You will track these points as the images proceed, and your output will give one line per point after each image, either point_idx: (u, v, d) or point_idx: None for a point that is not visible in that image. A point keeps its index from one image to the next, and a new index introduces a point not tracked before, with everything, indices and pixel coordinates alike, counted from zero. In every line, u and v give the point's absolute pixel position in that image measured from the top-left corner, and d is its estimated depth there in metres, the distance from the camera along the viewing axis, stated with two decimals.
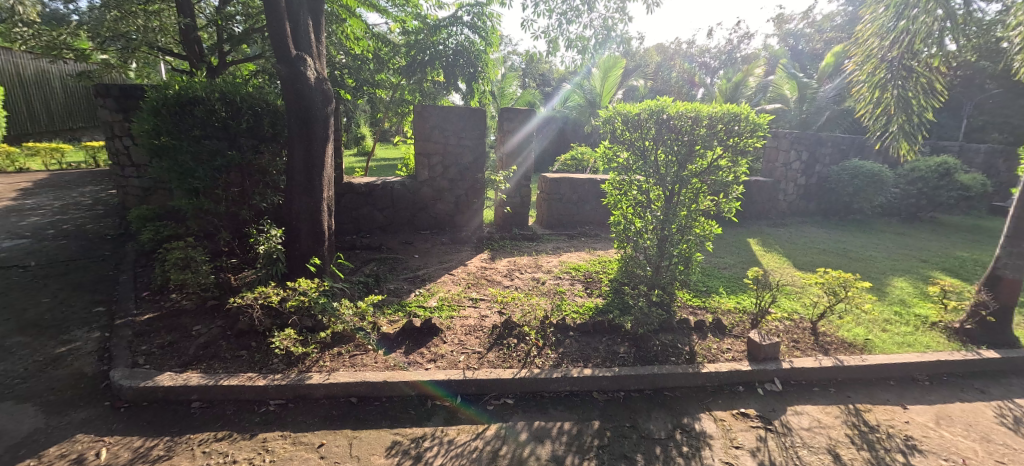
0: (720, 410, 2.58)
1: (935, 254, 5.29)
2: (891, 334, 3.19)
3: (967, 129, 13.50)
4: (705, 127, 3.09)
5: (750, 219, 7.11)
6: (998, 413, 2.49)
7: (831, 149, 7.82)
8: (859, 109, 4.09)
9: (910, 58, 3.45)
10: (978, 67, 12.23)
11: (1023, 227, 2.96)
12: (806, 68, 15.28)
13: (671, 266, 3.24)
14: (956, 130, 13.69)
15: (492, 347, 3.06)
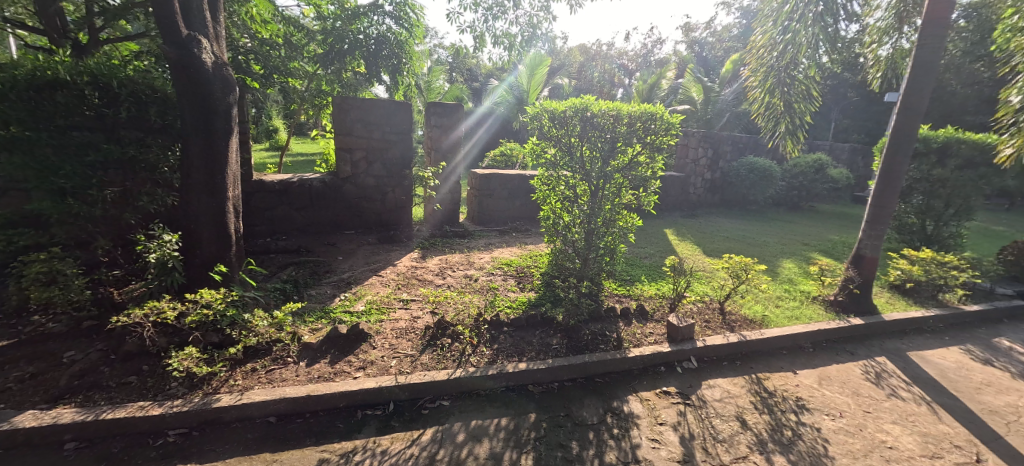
0: (646, 390, 2.75)
1: (814, 238, 6.16)
2: (783, 309, 3.64)
3: (835, 130, 15.91)
4: (626, 125, 3.27)
5: (667, 211, 7.71)
6: (864, 370, 2.95)
7: (732, 147, 8.76)
8: (754, 112, 4.55)
9: (793, 68, 3.94)
10: (841, 78, 14.47)
11: (880, 213, 3.50)
12: (710, 73, 16.95)
13: (599, 257, 3.38)
14: (827, 131, 16.08)
15: (426, 349, 2.95)
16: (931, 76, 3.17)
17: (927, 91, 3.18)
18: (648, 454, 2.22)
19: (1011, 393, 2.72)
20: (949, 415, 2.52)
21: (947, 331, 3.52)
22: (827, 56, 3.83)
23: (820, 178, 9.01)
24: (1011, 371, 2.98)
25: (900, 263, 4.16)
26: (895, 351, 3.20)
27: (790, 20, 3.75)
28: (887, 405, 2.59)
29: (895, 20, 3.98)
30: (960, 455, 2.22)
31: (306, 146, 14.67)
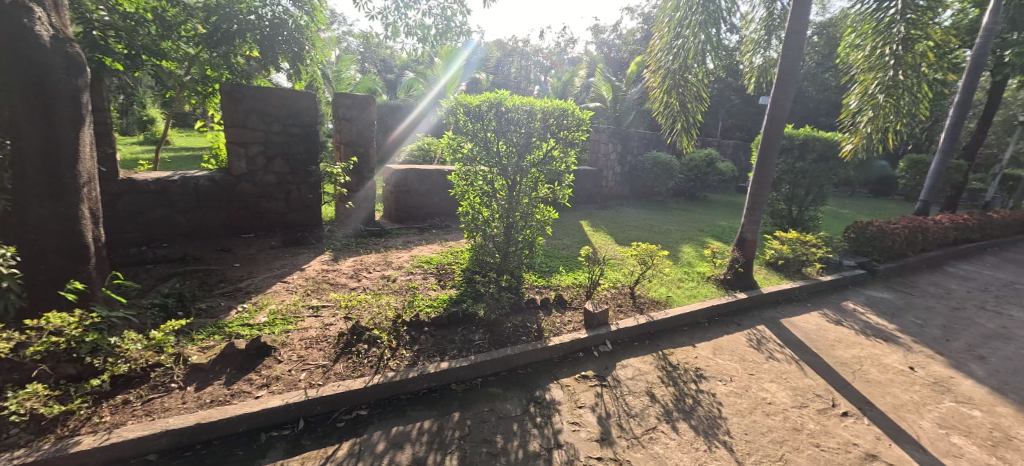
0: (566, 376, 2.84)
1: (709, 225, 6.92)
2: (683, 289, 4.01)
3: (722, 128, 18.13)
4: (539, 120, 3.36)
5: (583, 204, 8.11)
6: (748, 338, 3.36)
7: (638, 143, 9.49)
8: (655, 111, 4.87)
9: (684, 71, 4.35)
10: (726, 82, 16.48)
11: (757, 201, 3.99)
12: (618, 74, 18.26)
13: (519, 250, 3.44)
14: (715, 129, 18.25)
15: (340, 357, 2.74)
16: (793, 83, 3.67)
17: (790, 96, 3.69)
18: (569, 437, 2.30)
19: (856, 347, 3.29)
20: (813, 370, 2.97)
21: (808, 299, 4.17)
22: (712, 61, 4.28)
23: (712, 171, 10.17)
24: (855, 328, 3.61)
25: (774, 243, 4.82)
26: (770, 319, 3.71)
27: (681, 26, 4.19)
28: (767, 367, 2.98)
29: (765, 33, 4.59)
30: (820, 403, 2.64)
31: (194, 140, 12.89)
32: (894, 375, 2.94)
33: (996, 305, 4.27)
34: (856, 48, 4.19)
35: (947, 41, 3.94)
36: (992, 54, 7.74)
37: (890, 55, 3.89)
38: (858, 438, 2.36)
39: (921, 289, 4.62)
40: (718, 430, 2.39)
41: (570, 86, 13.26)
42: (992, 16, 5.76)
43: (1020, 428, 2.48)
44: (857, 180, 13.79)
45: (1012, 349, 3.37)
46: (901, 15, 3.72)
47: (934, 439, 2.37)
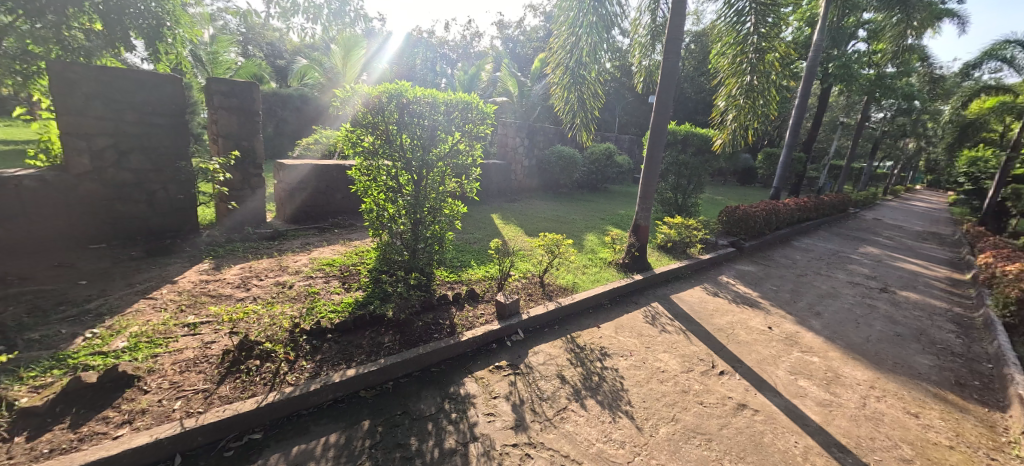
0: (480, 369, 2.86)
1: (610, 214, 7.48)
2: (588, 275, 4.27)
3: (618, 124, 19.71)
4: (443, 113, 3.32)
5: (494, 197, 8.23)
6: (644, 315, 3.70)
7: (545, 137, 9.86)
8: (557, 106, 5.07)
9: (581, 69, 4.60)
10: (620, 82, 17.93)
11: (648, 190, 4.40)
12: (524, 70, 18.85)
13: (428, 246, 3.37)
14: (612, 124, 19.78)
15: (225, 378, 2.41)
16: (672, 84, 4.08)
17: (670, 96, 4.12)
18: (485, 429, 2.31)
19: (728, 314, 3.82)
20: (696, 337, 3.38)
21: (691, 275, 4.74)
22: (606, 60, 4.58)
23: (611, 164, 11.03)
24: (727, 298, 4.18)
25: (664, 228, 5.37)
26: (661, 296, 4.13)
27: (578, 26, 4.42)
28: (660, 339, 3.32)
29: (650, 38, 5.04)
30: (703, 366, 3.01)
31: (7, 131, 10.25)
32: (757, 335, 3.47)
33: (826, 270, 5.30)
34: (723, 55, 4.80)
35: (791, 54, 4.70)
36: (820, 67, 9.52)
37: (746, 63, 4.55)
38: (732, 392, 2.74)
39: (776, 261, 5.53)
40: (621, 402, 2.59)
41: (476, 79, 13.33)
42: (820, 34, 7.02)
43: (844, 367, 3.10)
44: (727, 170, 16.09)
45: (838, 304, 4.20)
46: (755, 29, 4.35)
47: (787, 384, 2.86)
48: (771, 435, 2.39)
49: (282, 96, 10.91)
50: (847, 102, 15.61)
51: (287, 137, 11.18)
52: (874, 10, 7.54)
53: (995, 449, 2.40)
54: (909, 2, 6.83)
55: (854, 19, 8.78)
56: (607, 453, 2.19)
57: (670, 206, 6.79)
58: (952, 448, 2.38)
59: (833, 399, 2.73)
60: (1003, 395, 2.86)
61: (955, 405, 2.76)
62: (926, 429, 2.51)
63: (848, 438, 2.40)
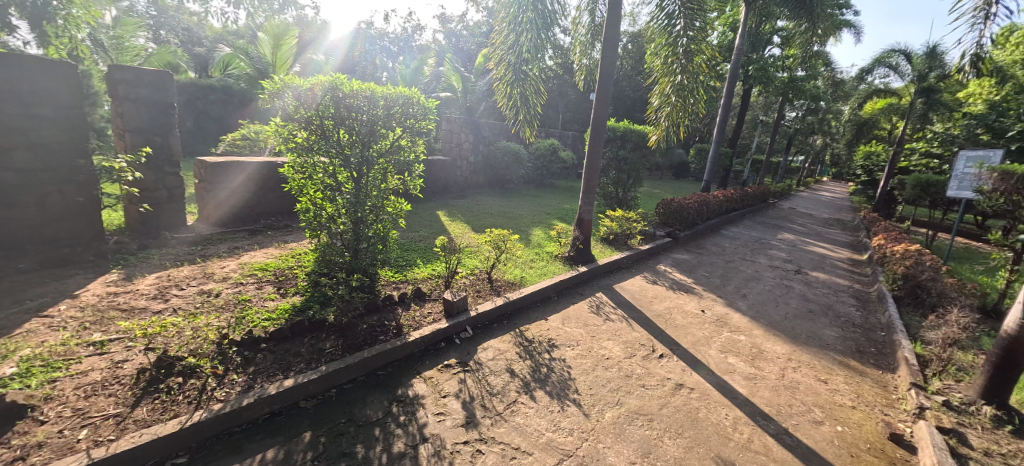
0: (428, 369, 2.81)
1: (555, 208, 7.66)
2: (534, 269, 4.34)
3: (562, 120, 20.16)
4: (383, 107, 3.25)
5: (439, 194, 8.10)
6: (589, 306, 3.83)
7: (490, 133, 9.87)
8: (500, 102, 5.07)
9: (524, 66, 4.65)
10: (562, 79, 18.36)
11: (590, 185, 4.54)
12: (468, 65, 18.72)
13: (371, 246, 3.26)
14: (556, 120, 20.21)
15: (141, 400, 2.17)
16: (610, 82, 4.24)
17: (609, 94, 4.27)
18: (435, 429, 2.28)
19: (666, 300, 4.06)
20: (637, 323, 3.56)
21: (632, 265, 4.98)
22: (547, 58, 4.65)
23: (556, 160, 11.27)
24: (665, 285, 4.44)
25: (606, 221, 5.57)
26: (605, 286, 4.30)
27: (520, 23, 4.46)
28: (604, 327, 3.45)
29: (589, 37, 5.20)
30: (644, 350, 3.17)
31: None
32: (692, 318, 3.72)
33: (751, 256, 5.79)
34: (656, 55, 5.05)
35: (716, 57, 5.05)
36: (741, 69, 10.31)
37: (677, 64, 4.83)
38: (671, 373, 2.92)
39: (708, 249, 5.95)
40: (569, 390, 2.66)
41: (418, 73, 13.01)
42: (740, 39, 7.59)
43: (766, 343, 3.41)
44: (664, 165, 17.06)
45: (761, 286, 4.60)
46: (684, 32, 4.62)
47: (718, 362, 3.09)
48: (706, 410, 2.58)
49: (202, 87, 10.01)
50: (765, 102, 17.13)
51: (209, 133, 10.26)
52: (785, 18, 8.05)
53: (887, 405, 2.77)
54: (814, 12, 7.41)
55: (769, 26, 9.55)
56: (556, 441, 2.25)
57: (611, 200, 6.99)
58: (854, 407, 2.71)
59: (758, 372, 3.00)
60: (892, 358, 3.30)
61: (856, 369, 3.14)
62: (833, 393, 2.84)
63: (770, 407, 2.65)
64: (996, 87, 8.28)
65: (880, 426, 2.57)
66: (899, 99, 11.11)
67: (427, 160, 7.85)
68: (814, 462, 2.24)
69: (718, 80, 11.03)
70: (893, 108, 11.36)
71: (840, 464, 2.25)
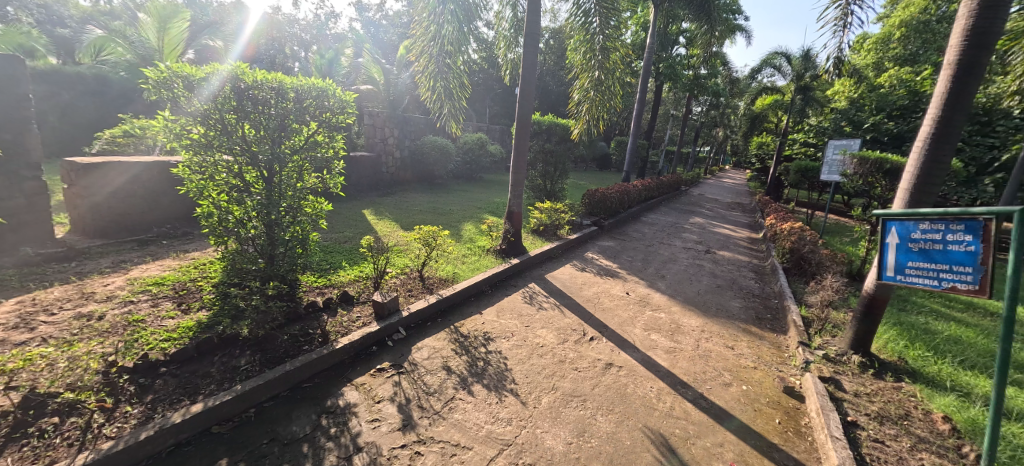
0: (360, 376, 2.68)
1: (486, 202, 7.70)
2: (467, 264, 4.32)
3: (490, 114, 20.27)
4: (294, 100, 3.01)
5: (363, 192, 7.73)
6: (523, 297, 3.91)
7: (415, 128, 9.61)
8: (424, 95, 4.95)
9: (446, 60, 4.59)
10: (488, 73, 18.44)
11: (518, 178, 4.62)
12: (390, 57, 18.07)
13: (289, 250, 3.04)
14: (484, 114, 20.27)
15: (2, 451, 1.81)
16: (533, 76, 4.34)
17: (532, 88, 4.36)
18: (369, 437, 2.18)
19: (595, 286, 4.27)
20: (568, 310, 3.71)
21: (563, 255, 5.17)
22: (471, 51, 4.64)
23: (484, 154, 11.30)
24: (593, 271, 4.68)
25: (536, 213, 5.70)
26: (537, 276, 4.42)
27: (442, 15, 4.38)
28: (537, 316, 3.55)
29: (513, 33, 5.28)
30: (576, 335, 3.31)
31: None
32: (617, 301, 3.96)
33: (669, 239, 6.31)
34: (576, 51, 5.26)
35: (631, 56, 5.41)
36: (653, 66, 11.10)
37: (595, 60, 5.07)
38: (601, 354, 3.08)
39: (632, 236, 6.35)
40: (506, 381, 2.70)
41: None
42: (651, 38, 8.17)
43: (682, 318, 3.74)
44: (588, 157, 17.83)
45: (678, 267, 5.03)
46: (600, 30, 4.87)
47: (642, 339, 3.32)
48: (633, 384, 2.76)
49: (67, 74, 8.55)
50: (674, 98, 18.64)
51: (79, 128, 8.76)
52: (688, 21, 8.78)
53: (781, 363, 3.17)
54: (711, 16, 8.15)
55: (674, 28, 10.36)
56: (496, 432, 2.27)
57: (539, 192, 7.16)
58: (756, 368, 3.07)
59: (676, 345, 3.27)
60: (784, 321, 3.80)
61: (756, 335, 3.56)
62: (738, 357, 3.19)
63: (688, 375, 2.91)
64: (855, 87, 9.83)
65: (776, 381, 2.95)
66: (782, 96, 12.76)
67: (348, 156, 7.46)
68: (725, 421, 2.50)
69: (633, 76, 11.78)
70: (778, 104, 13.01)
71: (746, 419, 2.54)
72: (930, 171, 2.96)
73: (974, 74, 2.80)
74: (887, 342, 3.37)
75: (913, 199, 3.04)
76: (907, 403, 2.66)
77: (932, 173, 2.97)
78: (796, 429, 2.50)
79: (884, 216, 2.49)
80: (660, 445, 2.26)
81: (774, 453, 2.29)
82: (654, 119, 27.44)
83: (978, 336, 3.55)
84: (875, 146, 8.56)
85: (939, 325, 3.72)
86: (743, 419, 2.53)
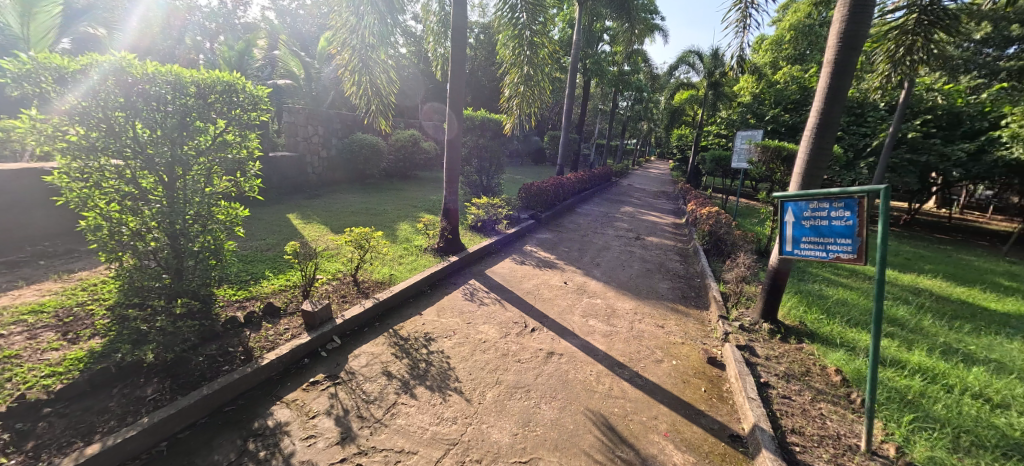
0: (291, 391, 2.50)
1: (422, 200, 7.54)
2: (404, 265, 4.20)
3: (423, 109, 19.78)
4: (195, 95, 2.70)
5: (287, 195, 7.21)
6: (463, 294, 3.88)
7: (342, 125, 9.11)
8: (348, 90, 4.71)
9: (371, 53, 4.41)
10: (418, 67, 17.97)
11: (453, 174, 4.56)
12: (310, 49, 16.93)
13: (200, 261, 2.73)
14: (416, 110, 19.74)
15: None
16: (462, 70, 4.30)
17: (461, 84, 4.33)
18: (304, 455, 2.04)
19: (534, 278, 4.35)
20: (508, 304, 3.74)
21: (503, 249, 5.21)
22: (397, 44, 4.50)
23: (418, 151, 11.03)
24: (532, 264, 4.77)
25: (473, 209, 5.67)
26: (477, 272, 4.42)
27: (363, 6, 4.20)
28: (479, 312, 3.55)
29: (441, 26, 5.18)
30: (518, 327, 3.36)
31: None
32: (556, 291, 4.08)
33: (603, 229, 6.61)
34: (505, 46, 5.28)
35: (558, 52, 5.54)
36: (581, 62, 11.51)
37: (524, 55, 5.12)
38: (542, 344, 3.15)
39: (569, 227, 6.56)
40: (450, 381, 2.66)
41: (247, 57, 11.23)
42: (577, 35, 8.45)
43: (616, 302, 3.94)
44: (523, 151, 18.15)
45: (611, 254, 5.28)
46: (527, 25, 4.94)
47: (581, 326, 3.44)
48: (574, 370, 2.86)
49: None
50: (602, 92, 19.50)
51: None
52: (611, 19, 9.18)
53: (705, 337, 3.46)
54: (632, 14, 8.58)
55: (598, 25, 10.76)
56: (441, 433, 2.23)
57: (475, 188, 7.13)
58: (683, 344, 3.32)
59: (612, 329, 3.44)
60: (706, 298, 4.15)
61: (682, 313, 3.85)
62: (668, 335, 3.42)
63: (624, 356, 3.07)
64: (756, 83, 10.94)
65: (701, 354, 3.21)
66: (697, 91, 13.86)
67: (266, 156, 6.90)
68: (658, 395, 2.68)
69: (562, 71, 12.09)
70: (694, 98, 14.12)
71: (677, 391, 2.74)
72: (816, 157, 3.38)
73: (846, 72, 3.23)
74: (790, 309, 3.80)
75: (803, 182, 3.44)
76: (807, 361, 3.03)
77: (818, 158, 3.38)
78: (719, 395, 2.74)
79: (782, 198, 2.80)
80: (601, 425, 2.37)
81: (701, 419, 2.50)
82: (585, 113, 28.57)
83: (859, 297, 4.14)
84: (775, 136, 9.72)
85: (829, 290, 4.28)
86: (674, 392, 2.73)
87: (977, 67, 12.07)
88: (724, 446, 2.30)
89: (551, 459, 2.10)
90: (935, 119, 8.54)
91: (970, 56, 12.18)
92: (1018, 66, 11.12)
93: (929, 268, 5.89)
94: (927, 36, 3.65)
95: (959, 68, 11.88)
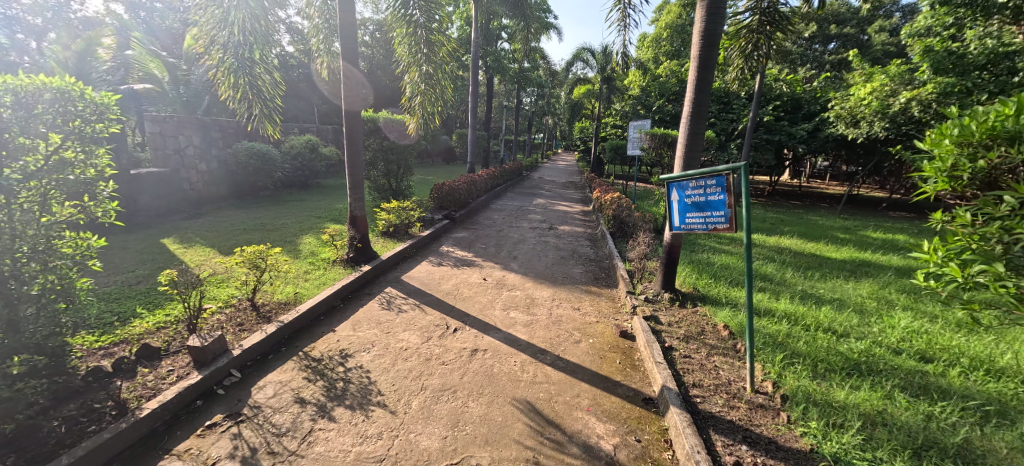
0: (184, 440, 2.20)
1: (328, 210, 7.06)
2: (310, 281, 3.91)
3: (320, 112, 18.41)
4: (13, 106, 2.19)
5: (160, 218, 6.24)
6: (380, 303, 3.74)
7: (221, 133, 8.13)
8: (222, 94, 4.21)
9: (246, 52, 3.98)
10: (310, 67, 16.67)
11: (356, 178, 4.33)
12: (173, 50, 14.79)
13: (43, 308, 2.25)
14: (311, 113, 18.31)
15: None
16: (354, 69, 4.09)
17: (357, 84, 4.12)
18: None
19: (454, 277, 4.34)
20: (428, 307, 3.69)
21: (419, 252, 5.11)
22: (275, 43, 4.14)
23: (318, 157, 10.28)
24: (450, 263, 4.75)
25: (384, 214, 5.45)
26: (393, 279, 4.27)
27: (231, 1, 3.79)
28: (398, 320, 3.44)
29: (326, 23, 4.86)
30: (439, 330, 3.33)
31: None
32: (476, 288, 4.11)
33: (519, 222, 6.80)
34: (400, 44, 5.13)
35: (457, 50, 5.54)
36: (482, 60, 11.63)
37: (421, 53, 5.01)
38: (465, 342, 3.17)
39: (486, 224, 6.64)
40: (371, 395, 2.55)
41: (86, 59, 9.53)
42: (475, 33, 8.50)
43: (534, 291, 4.10)
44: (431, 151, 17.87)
45: (527, 246, 5.47)
46: (422, 23, 4.85)
47: (503, 319, 3.53)
48: (498, 363, 2.92)
49: None
50: (507, 90, 19.94)
51: None
52: (507, 18, 9.38)
53: (616, 313, 3.76)
54: (526, 14, 8.83)
55: (496, 24, 10.95)
56: (365, 452, 2.13)
57: (385, 192, 6.87)
58: (598, 322, 3.57)
59: (532, 318, 3.57)
60: (615, 278, 4.50)
61: (595, 293, 4.14)
62: (584, 316, 3.66)
63: (546, 342, 3.22)
64: (643, 78, 12.02)
65: (613, 329, 3.48)
66: (594, 86, 14.81)
67: (125, 175, 5.88)
68: (579, 374, 2.85)
69: (464, 70, 12.10)
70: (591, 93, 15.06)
71: (595, 367, 2.95)
72: (692, 141, 3.82)
73: (708, 66, 3.68)
74: (685, 277, 4.29)
75: (684, 164, 3.87)
76: (701, 322, 3.45)
77: (693, 143, 3.82)
78: (632, 365, 3.00)
79: (665, 181, 3.13)
80: (528, 412, 2.45)
81: (618, 389, 2.72)
82: (493, 111, 29.02)
83: (737, 260, 4.82)
84: (663, 125, 10.86)
85: (715, 257, 4.91)
86: (592, 368, 2.93)
87: (809, 61, 14.68)
88: (639, 409, 2.53)
89: (483, 454, 2.13)
90: (783, 105, 10.20)
91: (803, 52, 14.77)
92: (836, 60, 13.77)
93: (787, 229, 7.07)
94: (765, 35, 4.32)
95: (796, 61, 14.32)
